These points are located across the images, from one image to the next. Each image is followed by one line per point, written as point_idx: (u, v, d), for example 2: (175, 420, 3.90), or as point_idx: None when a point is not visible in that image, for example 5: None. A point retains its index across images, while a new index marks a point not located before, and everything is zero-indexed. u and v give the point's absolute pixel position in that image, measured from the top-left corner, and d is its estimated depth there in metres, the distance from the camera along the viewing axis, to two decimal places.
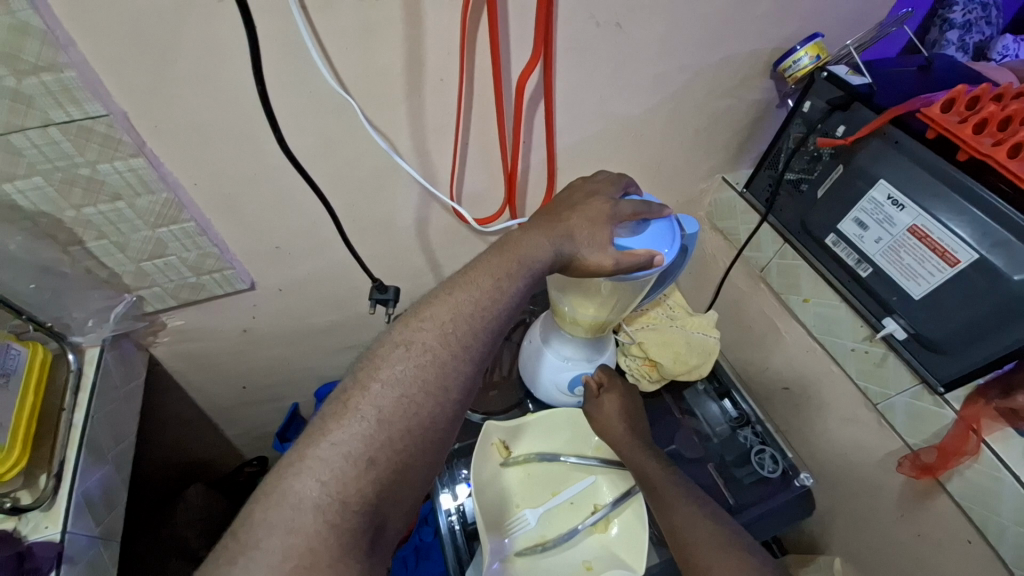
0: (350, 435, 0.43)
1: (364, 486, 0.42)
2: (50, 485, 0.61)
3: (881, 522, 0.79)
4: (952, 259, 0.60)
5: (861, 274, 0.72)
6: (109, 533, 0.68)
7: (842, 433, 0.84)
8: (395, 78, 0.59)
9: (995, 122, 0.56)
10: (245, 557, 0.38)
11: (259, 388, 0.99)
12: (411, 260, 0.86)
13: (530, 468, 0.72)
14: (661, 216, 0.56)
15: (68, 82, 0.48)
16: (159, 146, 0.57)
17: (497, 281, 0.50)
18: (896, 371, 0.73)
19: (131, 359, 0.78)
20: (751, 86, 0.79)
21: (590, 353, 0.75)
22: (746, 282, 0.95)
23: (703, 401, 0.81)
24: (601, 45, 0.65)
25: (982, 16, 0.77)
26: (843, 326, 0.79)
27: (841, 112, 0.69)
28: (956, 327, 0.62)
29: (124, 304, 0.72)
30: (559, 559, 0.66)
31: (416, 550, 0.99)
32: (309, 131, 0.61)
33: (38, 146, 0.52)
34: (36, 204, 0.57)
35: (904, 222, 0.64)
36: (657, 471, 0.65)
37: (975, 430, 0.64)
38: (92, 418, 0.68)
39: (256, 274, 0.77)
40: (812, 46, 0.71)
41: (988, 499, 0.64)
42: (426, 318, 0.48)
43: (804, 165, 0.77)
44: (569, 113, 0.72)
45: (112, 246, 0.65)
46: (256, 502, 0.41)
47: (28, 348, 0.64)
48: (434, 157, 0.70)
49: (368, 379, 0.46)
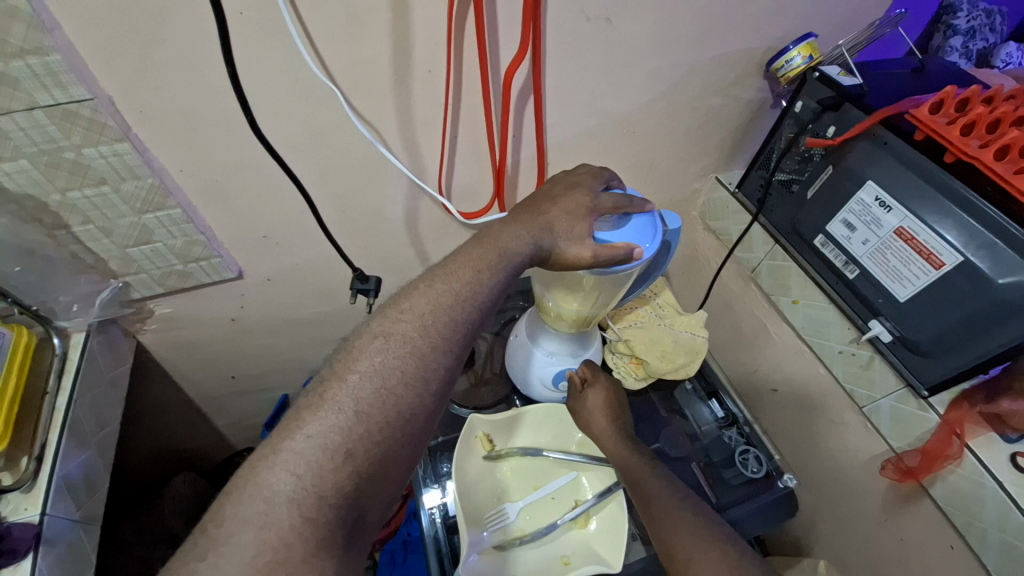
0: (326, 427, 0.42)
1: (341, 479, 0.41)
2: (30, 468, 0.62)
3: (864, 527, 0.79)
4: (937, 262, 0.59)
5: (849, 276, 0.72)
6: (89, 517, 0.69)
7: (829, 435, 0.84)
8: (381, 69, 0.59)
9: (983, 124, 0.56)
10: (215, 553, 0.37)
11: (248, 378, 0.99)
12: (401, 252, 0.86)
13: (512, 463, 0.73)
14: (643, 211, 0.57)
15: (54, 65, 0.48)
16: (145, 132, 0.57)
17: (477, 273, 0.50)
18: (882, 374, 0.72)
19: (118, 345, 0.78)
20: (745, 86, 0.79)
21: (576, 349, 0.75)
22: (737, 283, 0.95)
23: (692, 402, 0.81)
24: (592, 41, 0.65)
25: (986, 23, 0.76)
26: (830, 328, 0.79)
27: (832, 112, 0.69)
28: (940, 331, 0.62)
29: (110, 290, 0.72)
30: (536, 552, 0.66)
31: (404, 545, 0.99)
32: (294, 119, 0.61)
33: (24, 129, 0.52)
34: (22, 187, 0.57)
35: (891, 223, 0.64)
36: (639, 465, 0.65)
37: (959, 434, 0.64)
38: (75, 402, 0.69)
39: (244, 263, 0.77)
40: (804, 46, 0.71)
41: (970, 504, 0.64)
42: (405, 310, 0.48)
43: (795, 166, 0.76)
44: (559, 109, 0.72)
45: (98, 231, 0.65)
46: (228, 497, 0.39)
47: (13, 331, 0.64)
48: (423, 149, 0.70)
49: (345, 371, 0.45)
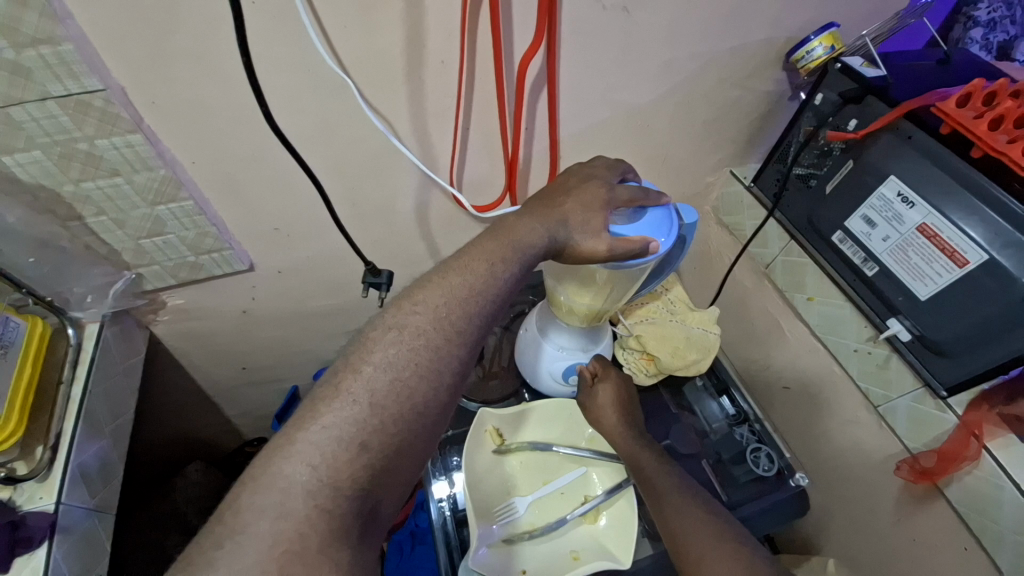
0: (341, 418, 0.42)
1: (356, 471, 0.41)
2: (45, 457, 0.63)
3: (876, 526, 0.78)
4: (961, 260, 0.58)
5: (867, 273, 0.71)
6: (104, 506, 0.70)
7: (842, 434, 0.83)
8: (395, 59, 0.58)
9: (1012, 118, 0.54)
10: (231, 541, 0.37)
11: (258, 369, 1.00)
12: (411, 246, 0.86)
13: (522, 457, 0.72)
14: (659, 204, 0.56)
15: (66, 55, 0.48)
16: (157, 123, 0.57)
17: (492, 266, 0.49)
18: (898, 373, 0.71)
19: (132, 336, 0.79)
20: (763, 78, 0.77)
21: (586, 344, 0.75)
22: (750, 279, 0.94)
23: (702, 399, 0.79)
24: (608, 31, 0.64)
25: (1007, 15, 0.73)
26: (846, 326, 0.78)
27: (854, 105, 0.68)
28: (962, 331, 0.60)
29: (124, 281, 0.73)
30: (546, 547, 0.66)
31: (411, 536, 1.00)
32: (305, 111, 0.60)
33: (38, 120, 0.52)
34: (36, 178, 0.57)
35: (914, 220, 0.62)
36: (650, 461, 0.65)
37: (977, 436, 0.62)
38: (90, 392, 0.69)
39: (255, 255, 0.77)
40: (825, 37, 0.69)
41: (986, 506, 0.63)
42: (419, 302, 0.47)
43: (813, 160, 0.75)
44: (572, 101, 0.71)
45: (112, 223, 0.65)
46: (243, 486, 0.39)
47: (28, 322, 0.65)
48: (435, 141, 0.69)
49: (359, 362, 0.45)
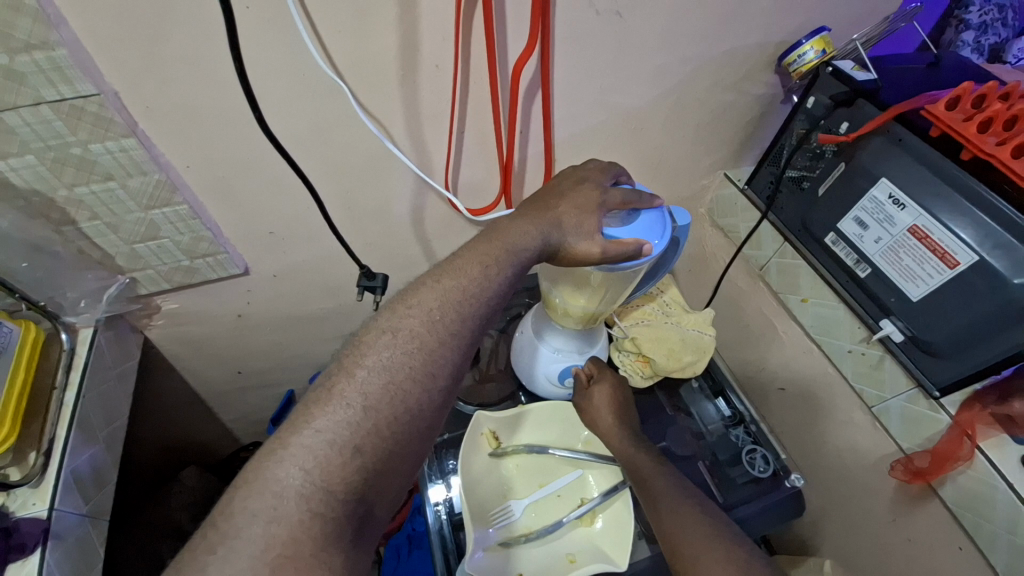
0: (335, 422, 0.42)
1: (350, 475, 0.41)
2: (39, 463, 0.63)
3: (871, 526, 0.79)
4: (952, 261, 0.58)
5: (859, 275, 0.71)
6: (97, 512, 0.69)
7: (837, 435, 0.83)
8: (390, 63, 0.59)
9: (1001, 121, 0.54)
10: (224, 546, 0.37)
11: (253, 373, 0.99)
12: (407, 249, 0.86)
13: (518, 460, 0.72)
14: (652, 206, 0.56)
15: (59, 60, 0.48)
16: (151, 128, 0.57)
17: (485, 269, 0.50)
18: (892, 374, 0.72)
19: (126, 340, 0.79)
20: (755, 81, 0.78)
21: (582, 346, 0.75)
22: (744, 280, 0.95)
23: (698, 400, 0.80)
24: (601, 35, 0.64)
25: (999, 17, 0.74)
26: (840, 327, 0.78)
27: (845, 108, 0.68)
28: (953, 332, 0.61)
29: (118, 286, 0.72)
30: (543, 550, 0.66)
31: (409, 540, 1.00)
32: (299, 114, 0.60)
33: (31, 125, 0.52)
34: (29, 182, 0.57)
35: (905, 221, 0.63)
36: (646, 463, 0.65)
37: (970, 435, 0.63)
38: (83, 396, 0.69)
39: (249, 259, 0.77)
40: (817, 41, 0.69)
41: (980, 505, 0.63)
42: (413, 305, 0.47)
43: (806, 163, 0.76)
44: (566, 105, 0.71)
45: (106, 228, 0.65)
46: (236, 491, 0.39)
47: (21, 327, 0.65)
48: (429, 145, 0.69)
49: (353, 366, 0.45)
